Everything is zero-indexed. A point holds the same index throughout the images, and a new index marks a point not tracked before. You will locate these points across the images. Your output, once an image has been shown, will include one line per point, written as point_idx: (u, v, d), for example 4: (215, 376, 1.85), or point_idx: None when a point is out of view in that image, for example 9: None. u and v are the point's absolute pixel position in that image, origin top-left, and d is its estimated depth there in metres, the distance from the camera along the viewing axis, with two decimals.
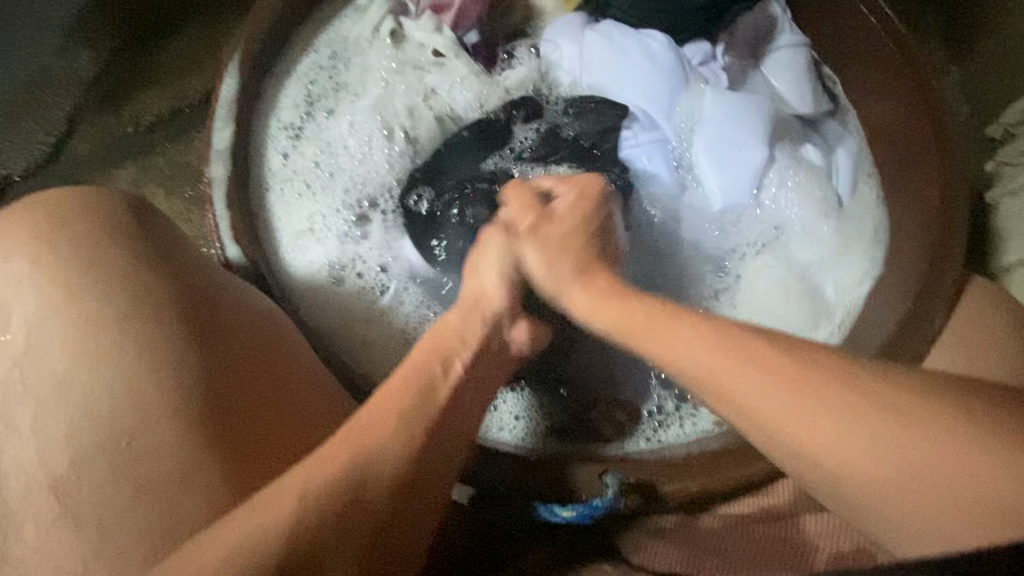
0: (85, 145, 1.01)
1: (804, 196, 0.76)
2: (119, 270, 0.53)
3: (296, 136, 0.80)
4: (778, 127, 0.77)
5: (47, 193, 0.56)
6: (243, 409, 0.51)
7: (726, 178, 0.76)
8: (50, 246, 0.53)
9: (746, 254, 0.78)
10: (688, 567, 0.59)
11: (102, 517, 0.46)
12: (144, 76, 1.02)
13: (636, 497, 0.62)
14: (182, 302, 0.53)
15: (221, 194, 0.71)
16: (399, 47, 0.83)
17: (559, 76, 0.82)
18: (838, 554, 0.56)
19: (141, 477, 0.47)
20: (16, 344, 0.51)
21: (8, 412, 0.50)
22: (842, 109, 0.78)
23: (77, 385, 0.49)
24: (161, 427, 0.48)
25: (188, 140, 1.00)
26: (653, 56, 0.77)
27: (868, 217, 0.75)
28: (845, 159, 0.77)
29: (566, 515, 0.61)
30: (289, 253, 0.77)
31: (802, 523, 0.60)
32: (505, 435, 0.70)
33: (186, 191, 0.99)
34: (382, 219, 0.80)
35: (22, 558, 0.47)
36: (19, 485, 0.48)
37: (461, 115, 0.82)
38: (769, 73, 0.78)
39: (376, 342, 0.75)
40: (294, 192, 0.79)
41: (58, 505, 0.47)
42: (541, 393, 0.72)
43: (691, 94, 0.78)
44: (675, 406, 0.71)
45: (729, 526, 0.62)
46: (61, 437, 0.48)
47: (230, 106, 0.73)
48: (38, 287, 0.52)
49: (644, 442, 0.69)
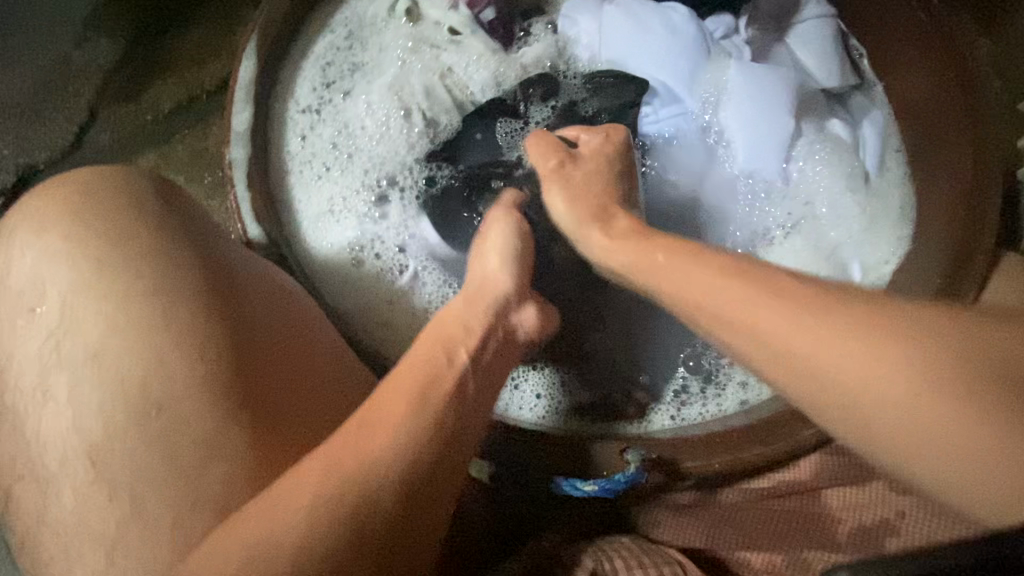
0: (106, 132, 1.02)
1: (830, 170, 0.75)
2: (148, 243, 0.54)
3: (315, 117, 0.80)
4: (802, 102, 0.76)
5: (75, 174, 0.57)
6: (268, 379, 0.52)
7: (752, 149, 0.75)
8: (80, 224, 0.54)
9: (776, 236, 0.77)
10: (706, 543, 0.60)
11: (134, 482, 0.47)
12: (161, 64, 1.03)
13: (660, 475, 0.60)
14: (210, 276, 0.54)
15: (241, 175, 0.71)
16: (415, 26, 0.82)
17: (577, 52, 0.81)
18: (861, 528, 0.57)
19: (170, 441, 0.48)
20: (46, 320, 0.53)
21: (41, 386, 0.51)
22: (868, 82, 0.76)
23: (108, 356, 0.51)
24: (187, 396, 0.49)
25: (208, 126, 1.01)
26: (674, 29, 0.76)
27: (893, 195, 0.73)
28: (871, 132, 0.75)
29: (588, 489, 0.59)
30: (311, 233, 0.78)
31: (825, 496, 0.59)
32: (525, 413, 0.69)
33: (206, 176, 1.00)
34: (402, 199, 0.80)
35: (61, 523, 0.48)
36: (54, 455, 0.50)
37: (478, 93, 0.81)
38: (794, 44, 0.76)
39: (397, 322, 0.75)
40: (314, 174, 0.79)
41: (92, 471, 0.48)
42: (565, 371, 0.72)
43: (712, 68, 0.77)
44: (700, 387, 0.70)
45: (749, 501, 0.61)
46: (95, 406, 0.50)
47: (248, 86, 0.73)
48: (71, 260, 0.53)
49: (667, 421, 0.68)
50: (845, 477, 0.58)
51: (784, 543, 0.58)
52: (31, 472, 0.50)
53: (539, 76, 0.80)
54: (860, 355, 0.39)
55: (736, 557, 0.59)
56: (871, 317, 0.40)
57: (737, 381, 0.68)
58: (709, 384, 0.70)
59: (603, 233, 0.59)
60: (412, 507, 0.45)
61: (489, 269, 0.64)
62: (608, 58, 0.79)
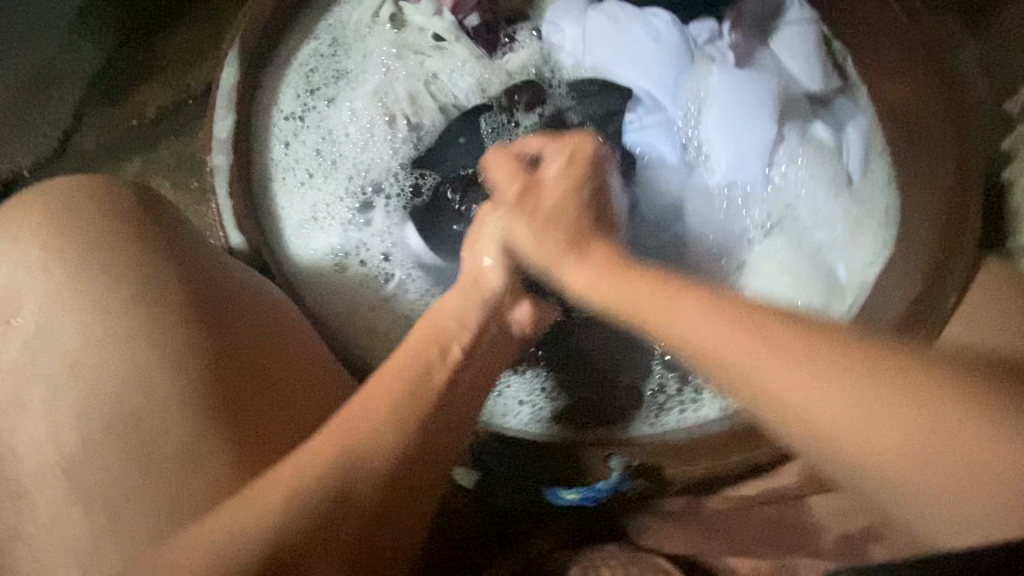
0: (90, 139, 1.01)
1: (812, 174, 0.75)
2: (127, 251, 0.53)
3: (297, 125, 0.79)
4: (784, 106, 0.77)
5: (53, 183, 0.56)
6: (247, 388, 0.51)
7: (736, 154, 0.75)
8: (57, 233, 0.53)
9: (756, 237, 0.78)
10: (693, 550, 0.60)
11: (111, 493, 0.47)
12: (146, 69, 1.02)
13: (643, 481, 0.60)
14: (190, 285, 0.53)
15: (224, 183, 0.71)
16: (399, 32, 0.82)
17: (561, 59, 0.81)
18: (847, 536, 0.57)
19: (147, 451, 0.48)
20: (23, 330, 0.52)
21: (18, 399, 0.50)
22: (852, 84, 0.75)
23: (86, 367, 0.50)
24: (165, 405, 0.49)
25: (193, 132, 1.01)
26: (657, 35, 0.77)
27: (879, 197, 0.72)
28: (855, 137, 0.74)
29: (570, 497, 0.60)
30: (294, 242, 0.77)
31: (811, 504, 0.59)
32: (510, 420, 0.69)
33: (191, 182, 0.99)
34: (386, 206, 0.79)
35: (38, 537, 0.48)
36: (30, 469, 0.49)
37: (463, 101, 0.82)
38: (777, 48, 0.76)
39: (381, 329, 0.74)
40: (297, 181, 0.78)
41: (70, 484, 0.48)
42: (550, 377, 0.72)
43: (696, 73, 0.77)
44: (678, 389, 0.70)
45: (735, 508, 0.60)
46: (72, 418, 0.49)
47: (230, 92, 0.72)
48: (48, 270, 0.53)
49: (649, 426, 0.68)
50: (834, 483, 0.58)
51: (771, 550, 0.58)
52: (7, 486, 0.50)
53: (528, 82, 0.80)
54: (845, 394, 0.40)
55: (722, 564, 0.59)
56: (848, 356, 0.41)
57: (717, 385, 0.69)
58: (688, 386, 0.70)
59: (580, 260, 0.55)
60: (383, 532, 0.45)
61: (484, 261, 0.62)
62: (595, 63, 0.79)
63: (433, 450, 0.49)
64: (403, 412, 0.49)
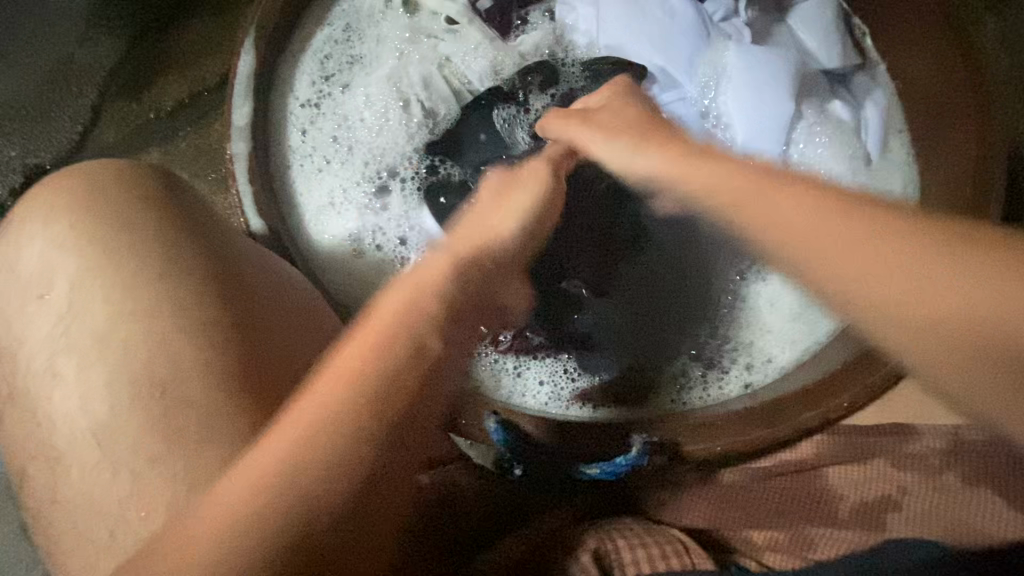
0: (110, 131, 1.03)
1: (831, 152, 0.75)
2: (152, 232, 0.55)
3: (314, 112, 0.80)
4: (803, 83, 0.75)
5: (80, 166, 0.58)
6: (273, 366, 0.52)
7: (754, 131, 0.74)
8: (86, 214, 0.55)
9: None
10: (711, 521, 0.60)
11: (137, 462, 0.48)
12: (163, 62, 1.03)
13: (663, 458, 0.59)
14: (214, 265, 0.55)
15: (243, 171, 0.72)
16: (412, 17, 0.83)
17: (575, 38, 0.81)
18: (863, 506, 0.57)
19: (171, 423, 0.49)
20: (55, 306, 0.53)
21: (49, 377, 0.52)
22: (872, 62, 0.76)
23: (115, 344, 0.51)
24: (190, 378, 0.50)
25: (210, 122, 1.02)
26: (673, 13, 0.77)
27: (898, 175, 0.74)
28: (874, 113, 0.75)
29: (592, 472, 0.59)
30: (312, 225, 0.79)
31: (827, 476, 0.59)
32: (530, 400, 0.71)
33: (209, 172, 1.01)
34: (403, 190, 0.80)
35: (71, 507, 0.49)
36: (63, 442, 0.51)
37: (476, 84, 0.81)
38: (795, 25, 0.76)
39: None
40: (314, 167, 0.80)
41: (102, 455, 0.49)
42: (572, 357, 0.71)
43: (712, 51, 0.76)
44: (701, 371, 0.70)
45: (753, 480, 0.61)
46: (103, 392, 0.50)
47: (246, 80, 0.72)
48: (78, 250, 0.54)
49: (670, 404, 0.69)
50: (847, 454, 0.59)
51: (788, 520, 0.58)
52: (41, 460, 0.51)
53: (542, 65, 0.80)
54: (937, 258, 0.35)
55: (741, 536, 0.59)
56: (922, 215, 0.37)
57: (739, 365, 0.70)
58: (711, 367, 0.70)
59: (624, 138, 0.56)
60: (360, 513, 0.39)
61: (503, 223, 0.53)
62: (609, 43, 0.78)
63: (417, 446, 0.43)
64: (357, 415, 0.37)
